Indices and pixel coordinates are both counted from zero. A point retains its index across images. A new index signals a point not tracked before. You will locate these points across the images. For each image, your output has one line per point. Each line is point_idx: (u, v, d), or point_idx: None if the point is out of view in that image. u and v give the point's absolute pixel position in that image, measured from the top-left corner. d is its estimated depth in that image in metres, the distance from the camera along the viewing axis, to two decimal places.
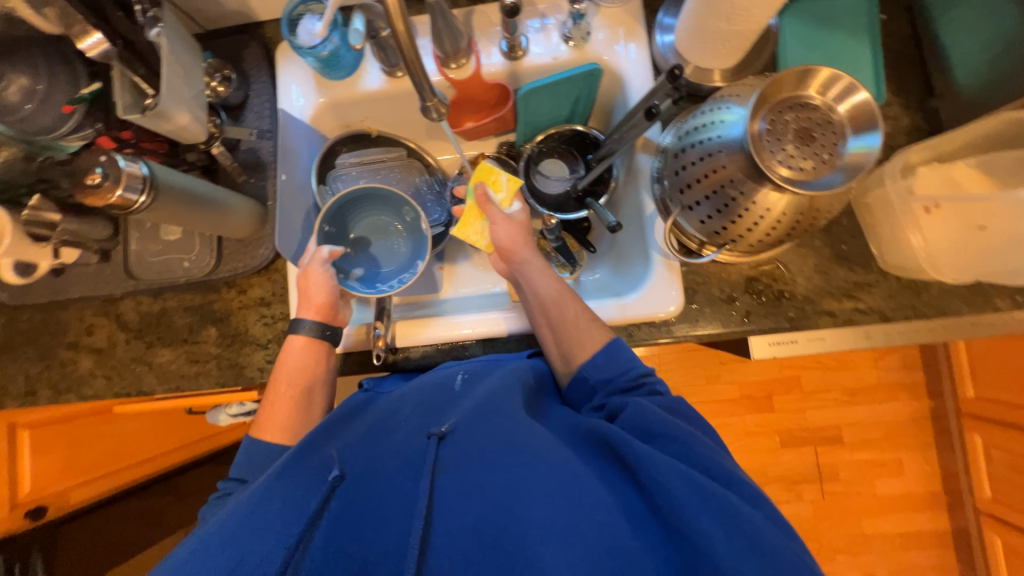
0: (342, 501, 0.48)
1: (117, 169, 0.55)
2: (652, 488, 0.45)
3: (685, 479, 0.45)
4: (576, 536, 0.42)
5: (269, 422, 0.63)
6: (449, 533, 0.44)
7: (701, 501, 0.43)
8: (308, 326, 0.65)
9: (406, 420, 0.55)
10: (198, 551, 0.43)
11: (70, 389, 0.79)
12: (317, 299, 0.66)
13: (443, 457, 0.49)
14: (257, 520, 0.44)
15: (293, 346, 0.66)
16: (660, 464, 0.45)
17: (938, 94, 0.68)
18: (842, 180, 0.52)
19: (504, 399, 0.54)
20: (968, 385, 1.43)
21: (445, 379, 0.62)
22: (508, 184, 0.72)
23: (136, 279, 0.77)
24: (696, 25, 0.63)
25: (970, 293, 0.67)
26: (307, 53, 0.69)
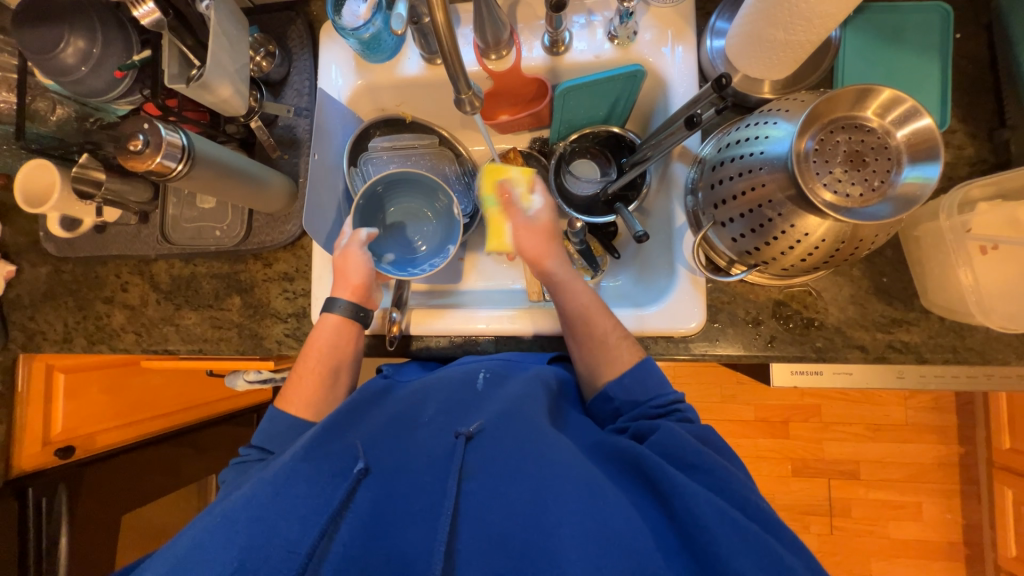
0: (369, 492, 0.50)
1: (158, 137, 0.57)
2: (685, 518, 0.43)
3: (718, 511, 0.43)
4: (603, 556, 0.42)
5: (295, 396, 0.64)
6: (474, 538, 0.46)
7: (740, 540, 0.41)
8: (343, 305, 0.67)
9: (431, 418, 0.56)
10: (228, 526, 0.45)
11: (103, 341, 0.83)
12: (353, 280, 0.68)
13: (470, 461, 0.51)
14: (285, 503, 0.47)
15: (326, 323, 0.67)
16: (692, 492, 0.44)
17: (1011, 124, 0.62)
18: (892, 210, 0.49)
19: (528, 408, 0.55)
20: (1005, 436, 1.34)
21: (467, 375, 0.63)
22: (522, 177, 0.73)
23: (170, 243, 0.80)
24: (749, 33, 0.60)
25: (1020, 342, 0.62)
26: (348, 35, 0.70)
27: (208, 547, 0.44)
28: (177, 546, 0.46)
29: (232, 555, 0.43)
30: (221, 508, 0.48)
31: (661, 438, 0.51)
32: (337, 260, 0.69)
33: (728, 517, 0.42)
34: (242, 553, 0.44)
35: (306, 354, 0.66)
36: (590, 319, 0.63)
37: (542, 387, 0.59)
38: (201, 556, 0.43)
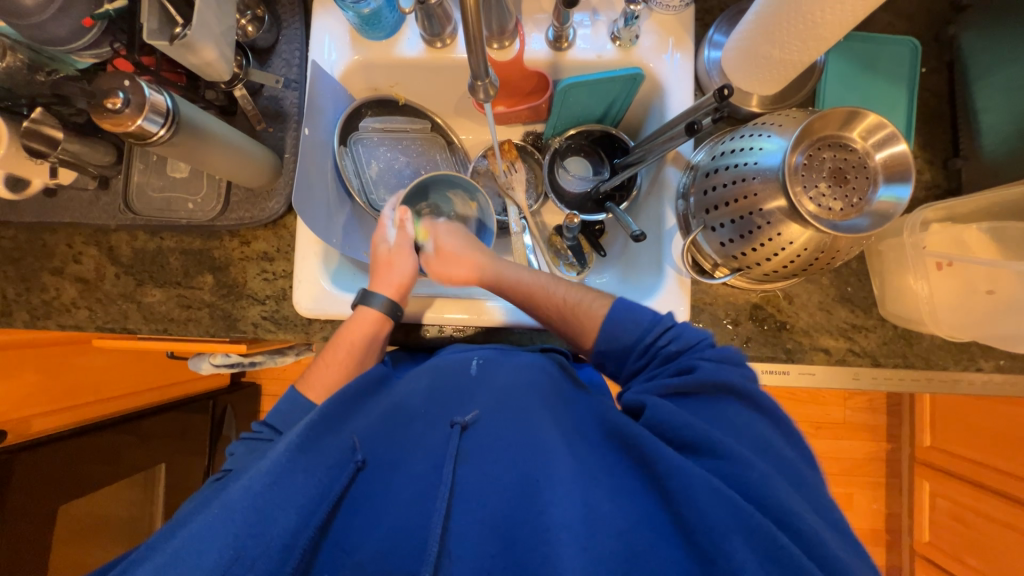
0: (368, 481, 0.53)
1: (140, 96, 0.52)
2: (680, 497, 0.45)
3: (710, 489, 0.44)
4: (596, 539, 0.44)
5: (318, 382, 0.65)
6: (469, 524, 0.47)
7: (736, 519, 0.42)
8: (381, 300, 0.67)
9: (424, 408, 0.58)
10: (222, 512, 0.45)
11: (50, 316, 0.76)
12: (398, 280, 0.69)
13: (465, 447, 0.53)
14: (280, 491, 0.47)
15: (364, 317, 0.66)
16: (686, 472, 0.45)
17: (962, 155, 0.69)
18: (869, 224, 0.53)
19: (523, 399, 0.58)
20: (925, 434, 1.49)
21: (460, 363, 0.64)
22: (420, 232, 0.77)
23: (134, 213, 0.73)
24: (746, 49, 0.63)
25: (957, 350, 0.69)
26: (347, 7, 0.66)
27: (199, 538, 0.43)
28: (171, 539, 0.45)
29: (225, 547, 0.43)
30: (217, 501, 0.48)
31: (655, 411, 0.52)
32: (385, 257, 0.71)
33: (724, 496, 0.43)
34: (237, 542, 0.43)
35: (336, 344, 0.66)
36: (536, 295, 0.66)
37: (539, 379, 0.61)
38: (193, 550, 0.42)
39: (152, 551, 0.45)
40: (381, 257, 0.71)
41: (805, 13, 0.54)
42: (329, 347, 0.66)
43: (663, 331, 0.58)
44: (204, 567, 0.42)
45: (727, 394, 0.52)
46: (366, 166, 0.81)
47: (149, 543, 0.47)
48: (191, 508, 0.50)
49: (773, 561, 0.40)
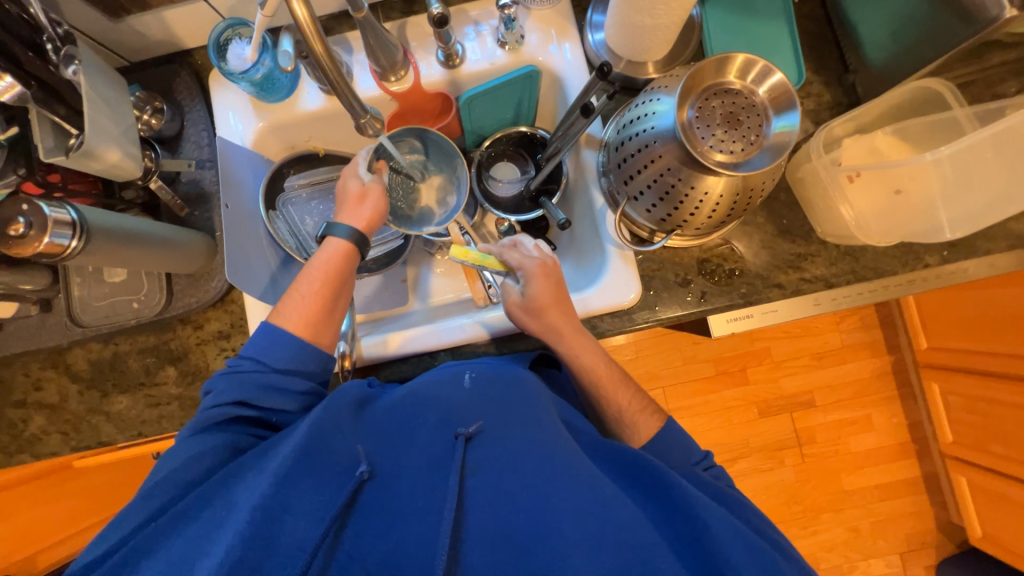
0: (372, 491, 0.50)
1: (42, 217, 0.52)
2: (698, 522, 0.48)
3: (729, 525, 0.48)
4: (611, 549, 0.45)
5: (291, 313, 0.62)
6: (480, 532, 0.47)
7: (751, 552, 0.47)
8: (346, 230, 0.66)
9: (428, 417, 0.56)
10: (228, 522, 0.45)
11: (24, 449, 0.75)
12: (366, 214, 0.68)
13: (472, 459, 0.52)
14: (289, 502, 0.46)
15: (331, 246, 0.66)
16: (705, 509, 0.49)
17: (853, 69, 0.72)
18: (768, 160, 0.55)
19: (533, 406, 0.56)
20: (921, 336, 1.51)
21: (452, 376, 0.62)
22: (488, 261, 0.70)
23: (81, 326, 0.73)
24: (621, 23, 0.65)
25: (902, 253, 0.71)
26: (239, 79, 0.68)
27: (201, 547, 0.44)
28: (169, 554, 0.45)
29: (231, 550, 0.42)
30: (223, 502, 0.48)
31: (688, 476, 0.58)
32: (357, 191, 0.68)
33: (740, 535, 0.48)
34: (239, 556, 0.41)
35: (304, 276, 0.64)
36: (604, 384, 0.67)
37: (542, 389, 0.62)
38: (195, 553, 0.44)
39: (159, 542, 0.46)
40: (349, 189, 0.69)
41: None
42: (300, 281, 0.64)
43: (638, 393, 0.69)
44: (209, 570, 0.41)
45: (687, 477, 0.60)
46: (301, 223, 0.82)
47: (152, 529, 0.47)
48: (194, 500, 0.49)
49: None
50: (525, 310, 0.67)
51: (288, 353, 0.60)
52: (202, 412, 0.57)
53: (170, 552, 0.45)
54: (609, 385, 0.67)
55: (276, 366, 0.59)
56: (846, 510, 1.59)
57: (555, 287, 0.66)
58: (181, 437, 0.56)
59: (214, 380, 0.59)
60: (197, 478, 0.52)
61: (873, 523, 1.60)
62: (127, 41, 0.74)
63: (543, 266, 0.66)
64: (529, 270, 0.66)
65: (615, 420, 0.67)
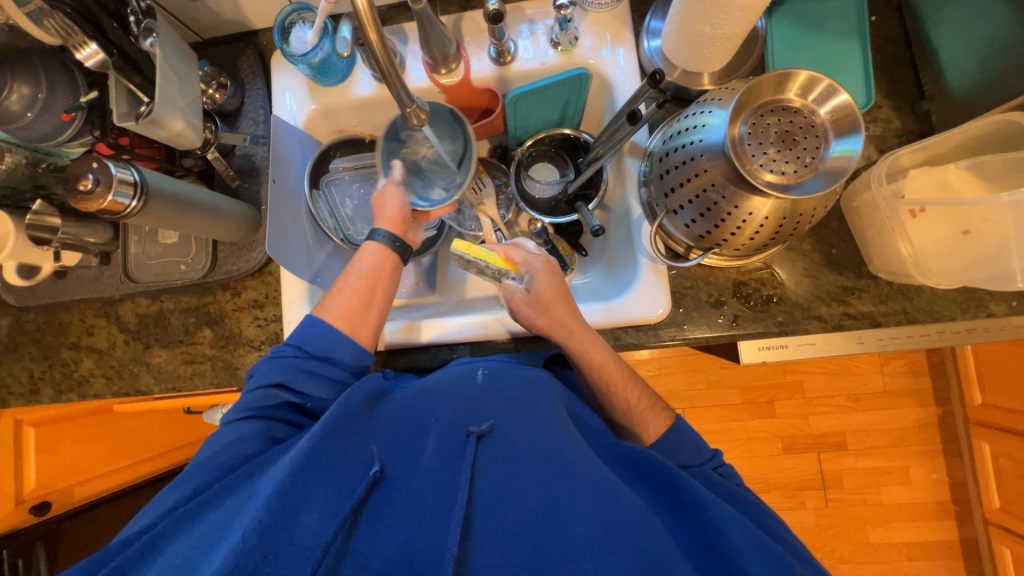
0: (386, 493, 0.51)
1: (108, 175, 0.56)
2: (713, 527, 0.46)
3: (743, 529, 0.46)
4: (624, 550, 0.44)
5: (334, 306, 0.65)
6: (488, 533, 0.46)
7: (767, 560, 0.45)
8: (383, 235, 0.70)
9: (445, 411, 0.57)
10: (247, 507, 0.46)
11: (72, 388, 0.81)
12: (389, 214, 0.71)
13: (483, 458, 0.51)
14: (303, 492, 0.47)
15: (367, 250, 0.69)
16: (716, 509, 0.47)
17: (928, 96, 0.67)
18: (823, 184, 0.52)
19: (543, 406, 0.56)
20: (975, 391, 1.39)
21: (465, 374, 0.62)
22: (491, 256, 0.71)
23: (133, 282, 0.78)
24: (680, 30, 0.63)
25: (964, 297, 0.66)
26: (298, 61, 0.71)
27: (221, 532, 0.46)
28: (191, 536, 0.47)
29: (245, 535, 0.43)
30: (245, 491, 0.50)
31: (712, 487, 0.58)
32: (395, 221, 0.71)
33: (755, 541, 0.46)
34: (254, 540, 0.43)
35: (348, 273, 0.68)
36: (621, 394, 0.65)
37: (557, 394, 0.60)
38: (214, 538, 0.45)
39: (182, 527, 0.48)
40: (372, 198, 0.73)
41: None
42: (342, 280, 0.67)
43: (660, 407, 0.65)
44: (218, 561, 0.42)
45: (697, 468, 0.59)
46: (340, 205, 0.84)
47: (179, 514, 0.48)
48: (221, 489, 0.50)
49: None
50: (531, 308, 0.66)
51: (324, 344, 0.62)
52: (247, 394, 0.61)
53: (189, 541, 0.46)
54: (619, 383, 0.65)
55: (314, 352, 0.62)
56: (867, 563, 1.50)
57: (557, 280, 0.68)
58: (226, 420, 0.59)
59: (259, 363, 0.63)
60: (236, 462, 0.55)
61: None
62: (201, 18, 0.79)
63: (547, 263, 0.69)
64: (533, 265, 0.69)
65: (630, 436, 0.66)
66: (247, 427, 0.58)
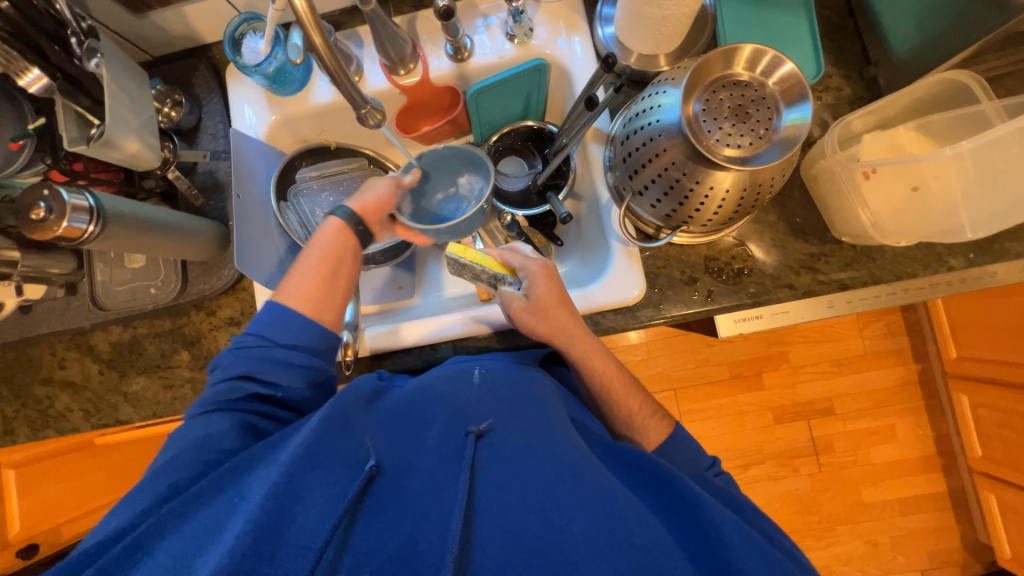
0: (382, 488, 0.50)
1: (61, 203, 0.54)
2: (707, 522, 0.48)
3: (737, 526, 0.48)
4: (624, 546, 0.45)
5: (294, 290, 0.62)
6: (490, 531, 0.47)
7: (760, 554, 0.47)
8: (345, 212, 0.67)
9: (440, 410, 0.57)
10: (241, 509, 0.45)
11: (49, 424, 0.79)
12: (363, 192, 0.69)
13: (482, 458, 0.51)
14: (302, 495, 0.45)
15: (328, 226, 0.67)
16: (715, 509, 0.49)
17: (875, 62, 0.69)
18: (779, 153, 0.53)
19: (542, 409, 0.57)
20: (950, 346, 1.44)
21: (462, 373, 0.63)
22: (488, 261, 0.70)
23: (103, 310, 0.77)
24: (631, 14, 0.64)
25: (924, 254, 0.68)
26: (253, 72, 0.70)
27: (215, 535, 0.44)
28: (181, 540, 0.45)
29: (245, 536, 0.42)
30: (235, 491, 0.48)
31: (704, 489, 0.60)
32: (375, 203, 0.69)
33: (749, 539, 0.48)
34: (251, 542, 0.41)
35: (309, 250, 0.65)
36: (620, 395, 0.66)
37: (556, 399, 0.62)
38: (208, 541, 0.44)
39: (171, 526, 0.46)
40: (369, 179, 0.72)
41: None
42: (302, 256, 0.65)
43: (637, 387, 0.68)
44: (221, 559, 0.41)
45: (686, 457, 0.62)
46: (311, 215, 0.83)
47: (165, 513, 0.46)
48: (207, 485, 0.48)
49: None
50: (530, 313, 0.66)
51: (291, 330, 0.60)
52: (213, 387, 0.59)
53: (181, 542, 0.45)
54: (620, 392, 0.66)
55: (280, 342, 0.59)
56: (864, 522, 1.54)
57: (556, 284, 0.67)
58: (195, 413, 0.57)
59: (221, 355, 0.60)
60: (208, 465, 0.53)
61: (893, 538, 1.54)
62: (149, 36, 0.77)
63: (546, 266, 0.68)
64: (531, 270, 0.68)
65: (617, 419, 0.67)
66: (219, 422, 0.56)
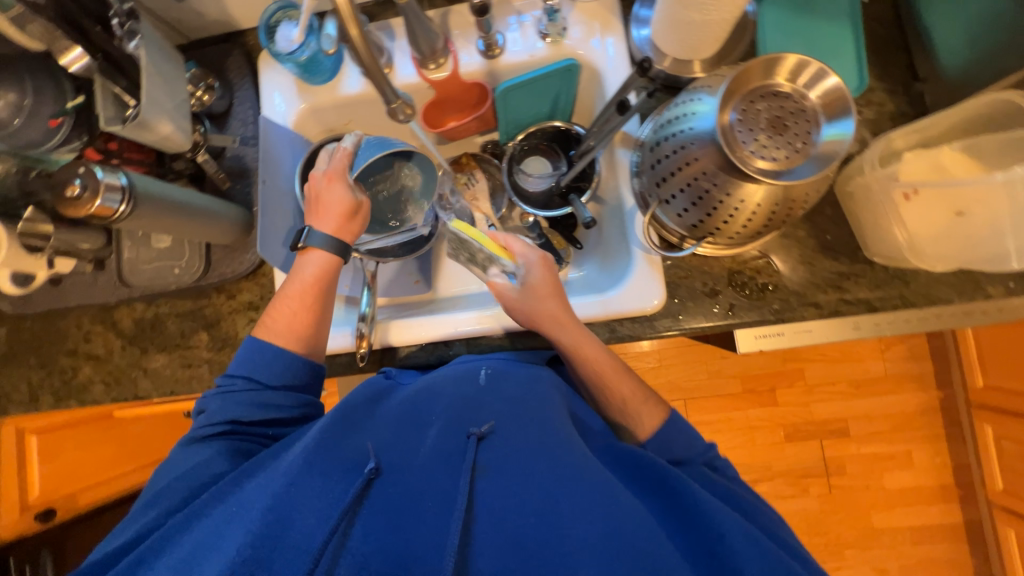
0: (381, 490, 0.50)
1: (95, 180, 0.56)
2: (704, 525, 0.47)
3: (740, 528, 0.47)
4: (624, 552, 0.43)
5: (283, 322, 0.64)
6: (488, 534, 0.46)
7: (765, 557, 0.45)
8: (330, 244, 0.66)
9: (444, 411, 0.57)
10: (241, 518, 0.46)
11: (71, 395, 0.82)
12: (341, 217, 0.67)
13: (482, 460, 0.51)
14: (299, 500, 0.47)
15: (311, 259, 0.66)
16: (714, 510, 0.48)
17: (922, 77, 0.67)
18: (816, 169, 0.51)
19: (545, 411, 0.56)
20: (977, 374, 1.39)
21: (469, 373, 0.64)
22: (491, 247, 0.66)
23: (129, 287, 0.79)
24: (669, 18, 0.62)
25: (961, 280, 0.65)
26: (285, 60, 0.70)
27: (216, 539, 0.46)
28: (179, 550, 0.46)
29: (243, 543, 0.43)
30: (235, 498, 0.50)
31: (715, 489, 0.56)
32: (348, 204, 0.67)
33: (752, 541, 0.46)
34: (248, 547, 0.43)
35: (291, 280, 0.65)
36: (609, 381, 0.64)
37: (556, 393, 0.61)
38: (209, 546, 0.46)
39: (174, 536, 0.48)
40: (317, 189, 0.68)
41: None
42: (284, 293, 0.64)
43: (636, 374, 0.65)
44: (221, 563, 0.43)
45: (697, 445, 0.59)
46: None
47: (168, 527, 0.49)
48: (209, 497, 0.51)
49: None
50: (522, 299, 0.66)
51: (277, 371, 0.61)
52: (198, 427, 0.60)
53: (181, 552, 0.46)
54: (610, 376, 0.64)
55: (267, 382, 0.61)
56: (873, 548, 1.50)
57: (551, 273, 0.67)
58: (188, 439, 0.59)
59: (207, 399, 0.62)
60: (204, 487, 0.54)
61: (903, 566, 1.50)
62: (186, 19, 0.78)
63: (545, 257, 0.68)
64: (530, 258, 0.67)
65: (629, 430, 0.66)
66: (205, 452, 0.57)
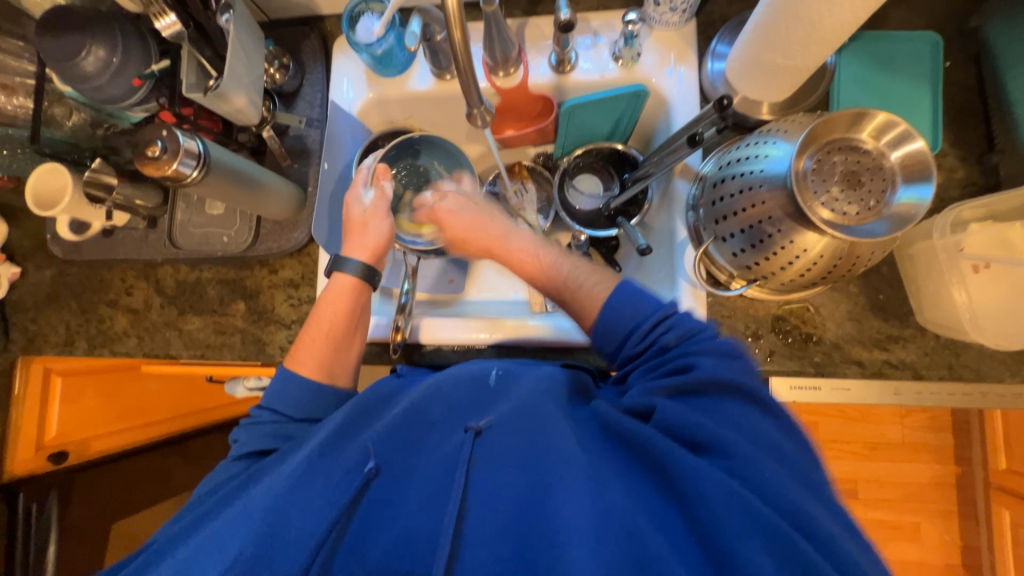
0: (381, 488, 0.51)
1: (176, 144, 0.59)
2: (691, 494, 0.43)
3: (726, 494, 0.41)
4: (609, 536, 0.42)
5: (317, 343, 0.65)
6: (479, 525, 0.46)
7: (759, 531, 0.39)
8: (356, 266, 0.67)
9: (443, 415, 0.55)
10: (242, 522, 0.46)
11: (105, 344, 0.83)
12: (371, 241, 0.69)
13: (478, 454, 0.50)
14: (301, 495, 0.47)
15: (338, 285, 0.67)
16: (693, 476, 0.43)
17: (999, 150, 0.65)
18: (886, 229, 0.51)
19: (541, 405, 0.53)
20: (1001, 456, 1.33)
21: (478, 373, 0.59)
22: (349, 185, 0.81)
23: (177, 248, 0.80)
24: (749, 57, 0.62)
25: (1014, 360, 0.64)
26: (362, 50, 0.72)
27: (221, 538, 0.45)
28: (198, 534, 0.47)
29: (247, 543, 0.44)
30: (241, 501, 0.49)
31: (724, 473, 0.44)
32: (359, 219, 0.69)
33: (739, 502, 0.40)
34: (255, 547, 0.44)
35: (319, 309, 0.67)
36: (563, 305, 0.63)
37: (558, 383, 0.57)
38: (211, 552, 0.44)
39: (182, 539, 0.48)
40: (351, 217, 0.70)
41: (805, 20, 0.52)
42: (309, 324, 0.66)
43: (662, 319, 0.55)
44: (223, 562, 0.43)
45: (723, 392, 0.49)
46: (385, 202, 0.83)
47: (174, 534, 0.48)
48: (212, 506, 0.50)
49: (789, 564, 0.38)
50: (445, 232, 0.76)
51: (304, 404, 0.62)
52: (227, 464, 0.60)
53: (184, 551, 0.46)
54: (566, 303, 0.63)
55: (292, 416, 0.62)
56: None
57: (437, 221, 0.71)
58: (227, 462, 0.61)
59: (239, 431, 0.62)
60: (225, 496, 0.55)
61: None
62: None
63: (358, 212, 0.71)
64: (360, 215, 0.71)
65: None
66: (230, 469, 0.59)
